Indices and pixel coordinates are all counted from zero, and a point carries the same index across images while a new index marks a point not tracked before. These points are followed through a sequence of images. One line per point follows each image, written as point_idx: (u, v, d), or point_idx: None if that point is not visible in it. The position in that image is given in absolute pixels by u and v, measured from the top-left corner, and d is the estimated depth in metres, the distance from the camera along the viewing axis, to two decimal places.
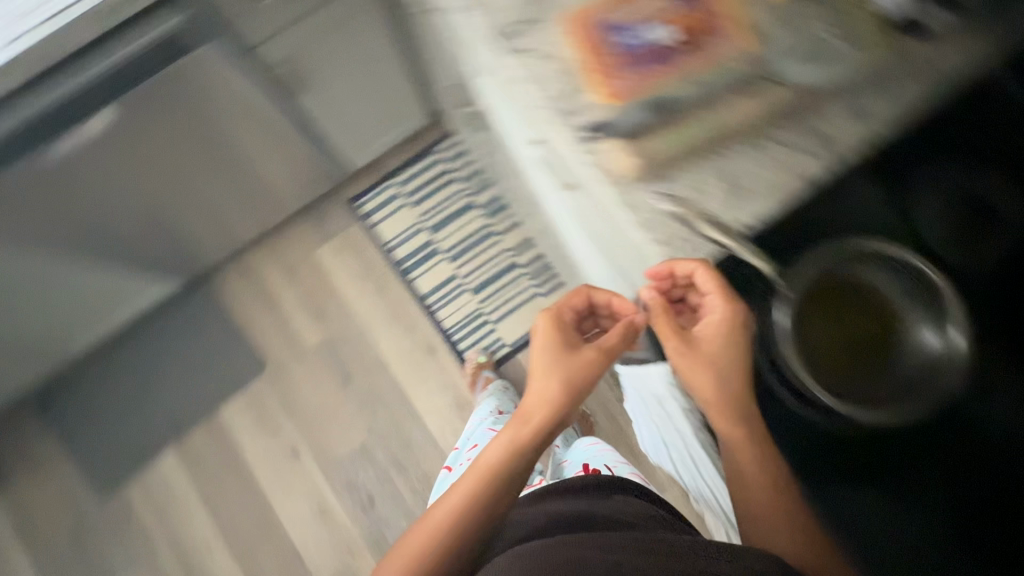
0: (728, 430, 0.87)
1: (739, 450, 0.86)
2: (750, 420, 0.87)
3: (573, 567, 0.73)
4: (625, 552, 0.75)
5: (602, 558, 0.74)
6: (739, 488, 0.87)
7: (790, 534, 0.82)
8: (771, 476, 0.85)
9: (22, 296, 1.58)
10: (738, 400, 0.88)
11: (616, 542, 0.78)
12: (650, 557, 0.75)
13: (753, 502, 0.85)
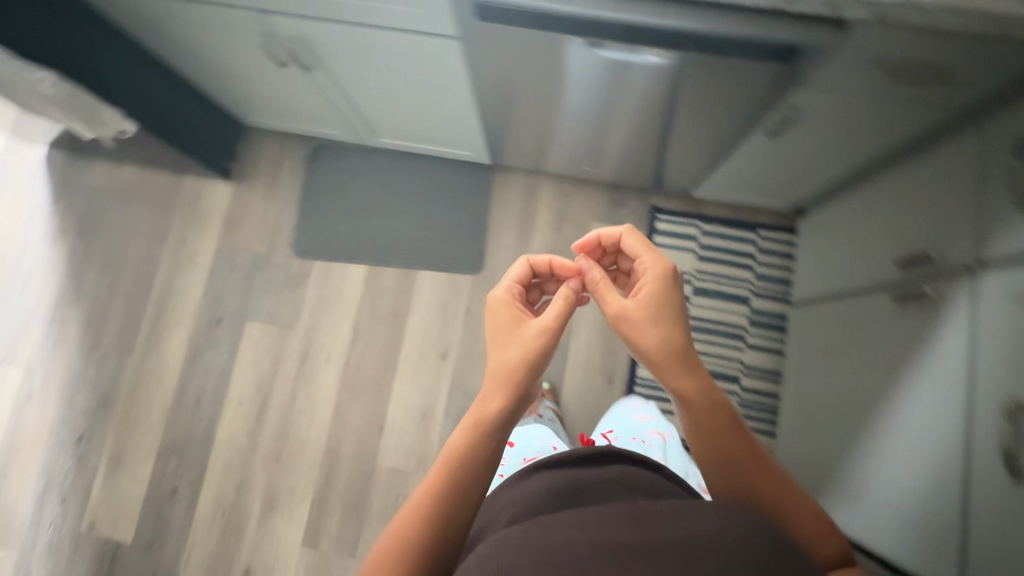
0: (685, 384, 0.75)
1: (719, 427, 0.76)
2: (706, 383, 0.77)
3: (433, 528, 0.70)
4: (449, 477, 0.72)
5: (449, 498, 0.71)
6: (711, 447, 0.76)
7: (765, 469, 0.75)
8: (724, 411, 0.77)
9: (204, 201, 1.70)
10: (675, 334, 0.77)
11: (462, 457, 0.73)
12: (468, 443, 0.74)
13: (733, 458, 0.75)
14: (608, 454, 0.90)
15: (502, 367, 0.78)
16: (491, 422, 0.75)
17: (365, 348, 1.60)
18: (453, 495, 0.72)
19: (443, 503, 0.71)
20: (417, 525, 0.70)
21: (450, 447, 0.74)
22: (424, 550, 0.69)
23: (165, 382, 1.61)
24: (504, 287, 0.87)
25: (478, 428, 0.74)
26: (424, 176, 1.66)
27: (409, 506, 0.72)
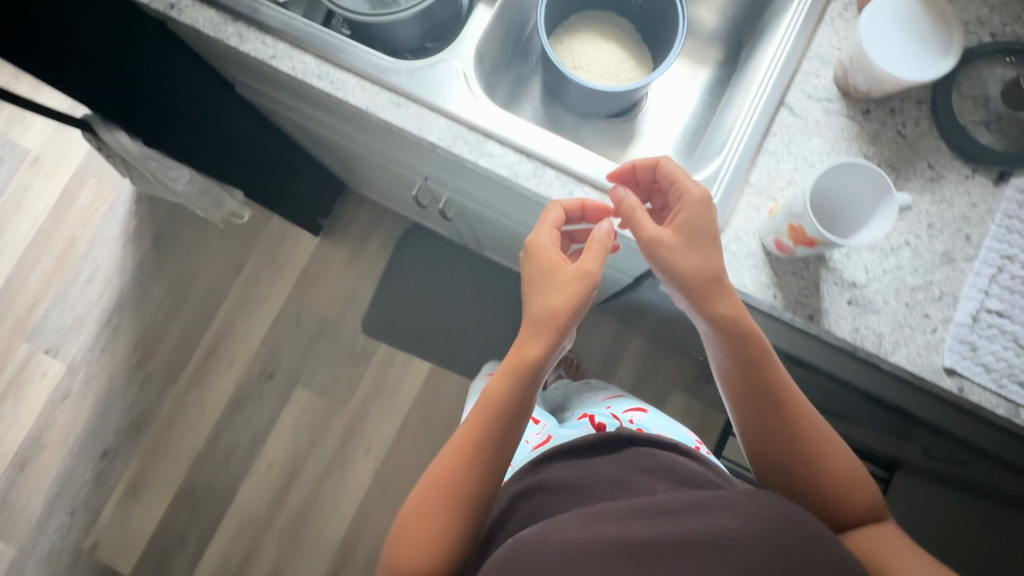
0: (779, 415, 0.59)
1: (796, 433, 0.59)
2: (778, 393, 0.59)
3: (450, 522, 0.59)
4: (473, 482, 0.61)
5: (458, 494, 0.60)
6: (796, 468, 0.59)
7: (844, 470, 0.59)
8: (807, 411, 0.60)
9: (286, 246, 1.62)
10: (773, 370, 0.59)
11: (462, 475, 0.61)
12: (473, 454, 0.61)
13: (819, 455, 0.59)
14: (621, 439, 0.70)
15: (539, 354, 0.59)
16: (518, 370, 0.60)
17: (406, 453, 1.53)
18: (469, 493, 0.60)
19: (458, 514, 0.60)
20: (451, 488, 0.60)
21: (466, 434, 0.62)
22: (458, 512, 0.60)
23: (201, 423, 1.56)
24: (548, 227, 0.63)
25: (503, 410, 0.60)
26: (520, 290, 1.57)
27: (417, 526, 0.60)
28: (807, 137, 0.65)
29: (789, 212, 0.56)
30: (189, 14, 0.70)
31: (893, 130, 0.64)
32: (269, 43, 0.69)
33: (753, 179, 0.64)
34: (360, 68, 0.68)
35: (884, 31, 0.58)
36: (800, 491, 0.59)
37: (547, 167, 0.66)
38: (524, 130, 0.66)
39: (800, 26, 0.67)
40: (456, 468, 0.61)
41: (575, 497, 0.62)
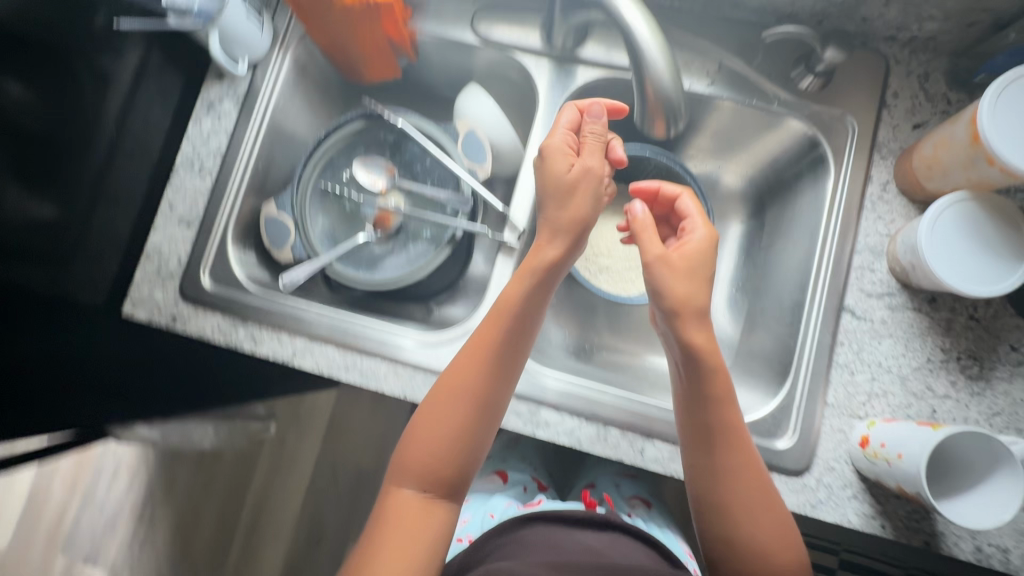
0: (727, 459, 0.55)
1: (726, 471, 0.55)
2: (727, 431, 0.55)
3: (453, 467, 0.53)
4: (483, 420, 0.54)
5: (456, 442, 0.53)
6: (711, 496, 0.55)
7: (774, 528, 0.53)
8: (756, 480, 0.55)
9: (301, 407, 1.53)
10: (724, 410, 0.55)
11: (467, 379, 0.54)
12: (478, 371, 0.54)
13: (740, 515, 0.54)
14: (609, 526, 0.68)
15: (543, 265, 0.56)
16: (534, 273, 0.56)
17: None
18: (478, 430, 0.54)
19: (459, 458, 0.53)
20: (457, 403, 0.54)
21: (461, 353, 0.56)
22: (466, 419, 0.54)
23: None
24: (569, 135, 0.58)
25: (514, 334, 0.55)
26: None
27: (418, 448, 0.54)
28: (880, 340, 0.60)
29: (891, 466, 0.52)
30: (195, 324, 0.65)
31: (966, 315, 0.60)
32: (285, 340, 0.64)
33: (830, 398, 0.60)
34: (389, 354, 0.63)
35: (946, 241, 0.54)
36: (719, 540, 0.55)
37: (610, 427, 0.61)
38: (582, 396, 0.62)
39: (840, 219, 0.62)
40: (460, 386, 0.54)
41: (541, 549, 0.62)
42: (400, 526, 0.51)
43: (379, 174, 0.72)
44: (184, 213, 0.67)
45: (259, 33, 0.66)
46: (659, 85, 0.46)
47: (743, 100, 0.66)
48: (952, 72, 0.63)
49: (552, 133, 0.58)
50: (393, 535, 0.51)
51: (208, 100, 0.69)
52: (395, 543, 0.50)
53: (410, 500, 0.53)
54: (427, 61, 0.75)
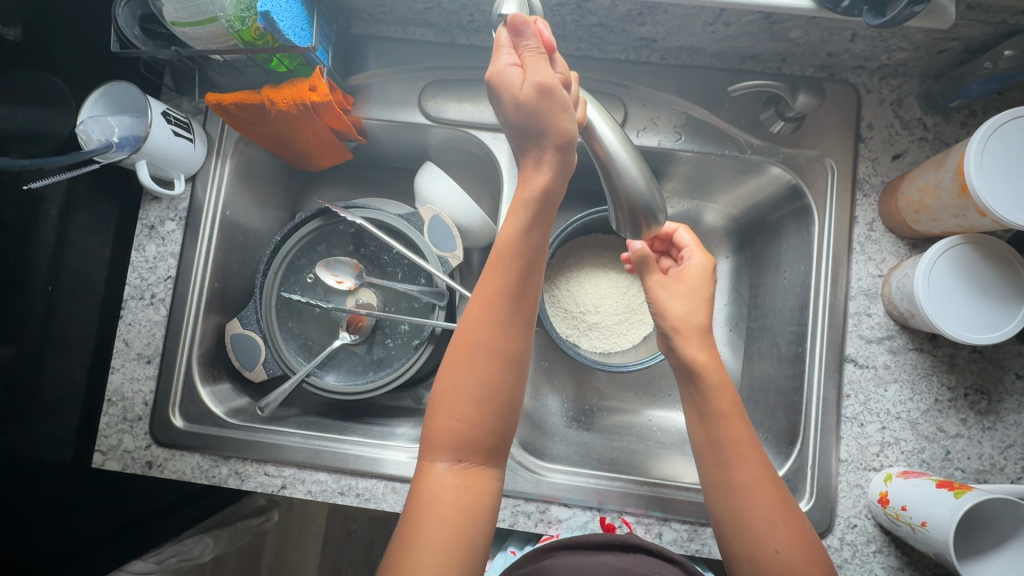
0: (741, 471, 0.46)
1: (738, 482, 0.46)
2: (742, 444, 0.47)
3: (485, 431, 0.44)
4: (511, 377, 0.44)
5: (484, 403, 0.43)
6: (728, 522, 0.46)
7: (799, 544, 0.44)
8: (774, 491, 0.46)
9: None
10: (732, 423, 0.48)
11: (482, 330, 0.44)
12: (497, 313, 0.44)
13: (757, 533, 0.45)
14: (630, 549, 0.50)
15: (536, 194, 0.43)
16: (527, 205, 0.43)
17: None
18: (510, 389, 0.44)
19: (490, 425, 0.44)
20: (483, 371, 0.43)
21: (479, 295, 0.45)
22: (491, 381, 0.44)
23: None
24: (510, 54, 0.40)
25: (525, 269, 0.44)
26: None
27: (443, 418, 0.44)
28: (883, 386, 0.59)
29: (916, 532, 0.51)
30: (173, 467, 0.61)
31: (968, 348, 0.59)
32: (273, 471, 0.61)
33: (843, 454, 0.58)
34: (384, 471, 0.60)
35: (941, 287, 0.52)
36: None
37: (624, 516, 0.59)
38: (591, 486, 0.59)
39: (829, 266, 0.60)
40: (477, 350, 0.44)
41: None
42: (434, 506, 0.42)
43: (346, 273, 0.68)
44: (142, 349, 0.63)
45: (192, 147, 0.61)
46: (633, 191, 0.44)
47: (717, 151, 0.63)
48: (925, 96, 0.61)
49: (497, 59, 0.40)
50: (430, 518, 0.41)
51: (149, 223, 0.64)
52: (435, 536, 0.41)
53: (444, 488, 0.43)
54: (379, 140, 0.71)
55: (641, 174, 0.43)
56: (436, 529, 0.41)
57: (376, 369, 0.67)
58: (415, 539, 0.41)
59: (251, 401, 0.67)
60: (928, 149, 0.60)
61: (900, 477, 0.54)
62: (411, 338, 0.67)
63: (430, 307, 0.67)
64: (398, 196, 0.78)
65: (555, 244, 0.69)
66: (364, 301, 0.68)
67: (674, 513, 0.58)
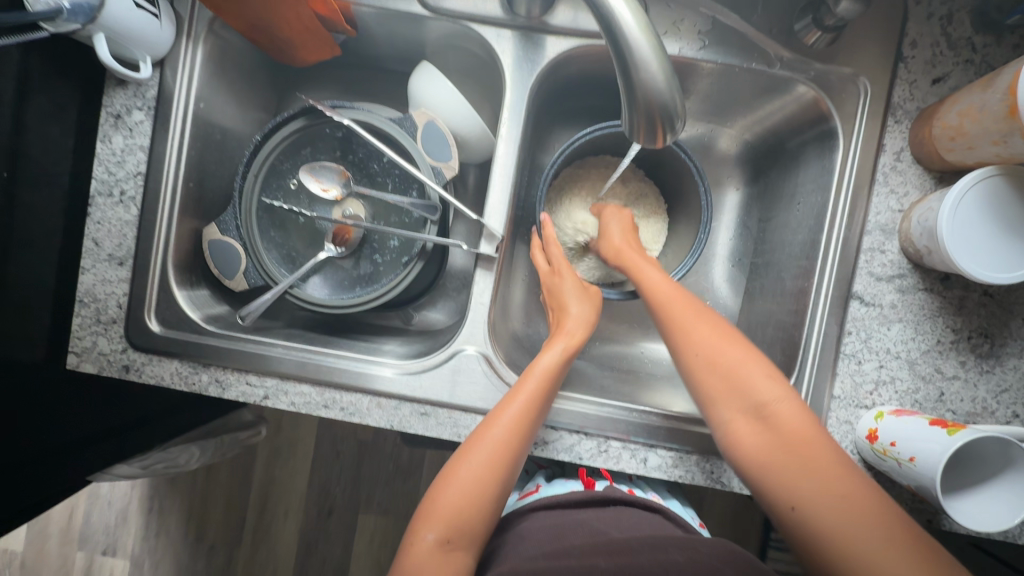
0: (721, 350, 0.51)
1: (681, 320, 0.53)
2: (710, 321, 0.53)
3: (514, 449, 0.50)
4: (545, 404, 0.53)
5: (522, 424, 0.51)
6: (680, 359, 0.53)
7: (796, 416, 0.47)
8: (758, 366, 0.50)
9: None
10: (700, 315, 0.53)
11: (557, 368, 0.54)
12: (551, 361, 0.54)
13: (702, 360, 0.51)
14: (609, 501, 0.56)
15: None
16: None
17: None
18: (533, 424, 0.51)
19: (516, 441, 0.50)
20: (526, 396, 0.52)
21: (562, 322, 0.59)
22: (531, 406, 0.51)
23: None
24: None
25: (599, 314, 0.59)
26: None
27: (487, 423, 0.51)
28: (886, 324, 0.57)
29: (902, 466, 0.50)
30: (151, 372, 0.59)
31: (979, 291, 0.56)
32: (255, 381, 0.59)
33: (837, 390, 0.57)
34: (371, 386, 0.58)
35: (964, 224, 0.49)
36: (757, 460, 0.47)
37: (609, 441, 0.58)
38: (579, 411, 0.58)
39: (847, 197, 0.57)
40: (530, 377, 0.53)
41: (538, 542, 0.50)
42: (470, 463, 0.49)
43: (332, 180, 0.63)
44: (113, 249, 0.59)
45: (158, 25, 0.54)
46: (652, 90, 0.38)
47: (742, 64, 0.58)
48: (978, 11, 0.54)
49: None
50: (463, 467, 0.49)
51: (114, 111, 0.58)
52: (461, 497, 0.48)
53: (471, 468, 0.49)
54: (370, 33, 0.64)
55: (663, 69, 0.38)
56: (467, 487, 0.48)
57: (362, 284, 0.64)
58: (449, 480, 0.49)
59: (230, 309, 0.64)
60: (973, 72, 0.55)
61: (892, 415, 0.54)
62: (401, 255, 0.63)
63: (422, 221, 0.63)
64: (390, 102, 0.72)
65: (560, 158, 0.64)
66: (352, 213, 0.64)
67: (660, 442, 0.58)
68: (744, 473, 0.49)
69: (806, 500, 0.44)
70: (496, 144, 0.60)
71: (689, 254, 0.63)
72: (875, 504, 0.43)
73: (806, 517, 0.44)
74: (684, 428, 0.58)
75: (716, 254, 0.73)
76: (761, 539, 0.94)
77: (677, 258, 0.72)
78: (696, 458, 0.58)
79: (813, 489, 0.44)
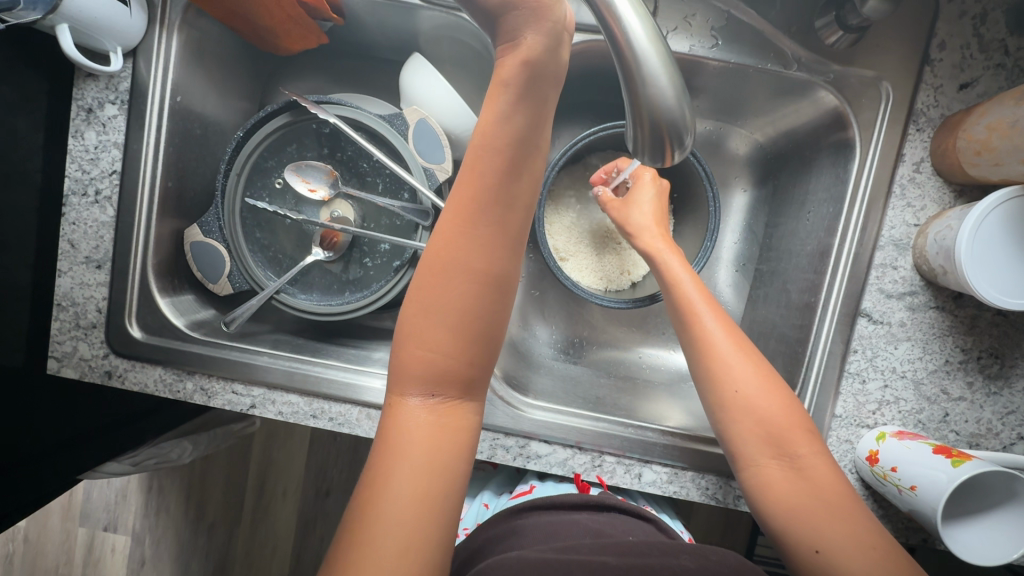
0: (760, 392, 0.47)
1: (720, 352, 0.48)
2: (743, 354, 0.48)
3: (463, 363, 0.36)
4: (485, 303, 0.34)
5: (454, 335, 0.35)
6: (712, 395, 0.48)
7: (826, 462, 0.45)
8: (795, 411, 0.47)
9: None
10: (734, 351, 0.48)
11: (459, 255, 0.34)
12: (465, 295, 0.34)
13: (740, 403, 0.47)
14: (605, 507, 0.54)
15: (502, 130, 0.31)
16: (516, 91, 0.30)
17: None
18: (468, 334, 0.35)
19: (449, 370, 0.36)
20: (429, 312, 0.35)
21: (434, 243, 0.34)
22: (445, 324, 0.35)
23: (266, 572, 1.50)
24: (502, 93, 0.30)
25: (510, 174, 0.32)
26: None
27: (409, 367, 0.37)
28: (894, 343, 0.55)
29: (901, 493, 0.49)
30: (134, 378, 0.58)
31: (992, 311, 0.54)
32: (240, 390, 0.57)
33: (839, 409, 0.55)
34: (360, 397, 0.57)
35: (982, 247, 0.47)
36: (785, 511, 0.44)
37: (604, 455, 0.57)
38: (575, 426, 0.57)
39: (861, 209, 0.54)
40: (429, 289, 0.35)
41: (539, 540, 0.48)
42: (405, 436, 0.38)
43: (320, 180, 0.60)
44: (90, 252, 0.56)
45: (128, 14, 0.50)
46: (659, 106, 0.35)
47: (756, 63, 0.54)
48: (1014, 10, 0.50)
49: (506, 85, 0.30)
50: (395, 482, 0.37)
51: (86, 104, 0.55)
52: (406, 485, 0.37)
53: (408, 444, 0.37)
54: (359, 21, 0.60)
55: (672, 83, 0.34)
56: (409, 461, 0.37)
57: (351, 289, 0.61)
58: (380, 503, 0.36)
59: (216, 313, 0.62)
60: (1003, 78, 0.51)
61: (895, 437, 0.52)
62: (392, 259, 0.61)
63: (413, 226, 0.60)
64: (382, 93, 0.68)
65: (564, 158, 0.61)
66: (340, 214, 0.60)
67: (657, 457, 0.57)
68: (764, 515, 0.46)
69: (832, 544, 0.42)
70: None
71: (695, 262, 0.60)
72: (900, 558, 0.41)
73: (832, 564, 0.41)
74: (681, 443, 0.57)
75: (721, 257, 0.70)
76: (750, 533, 0.94)
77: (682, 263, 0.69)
78: (691, 474, 0.57)
79: (839, 537, 0.42)
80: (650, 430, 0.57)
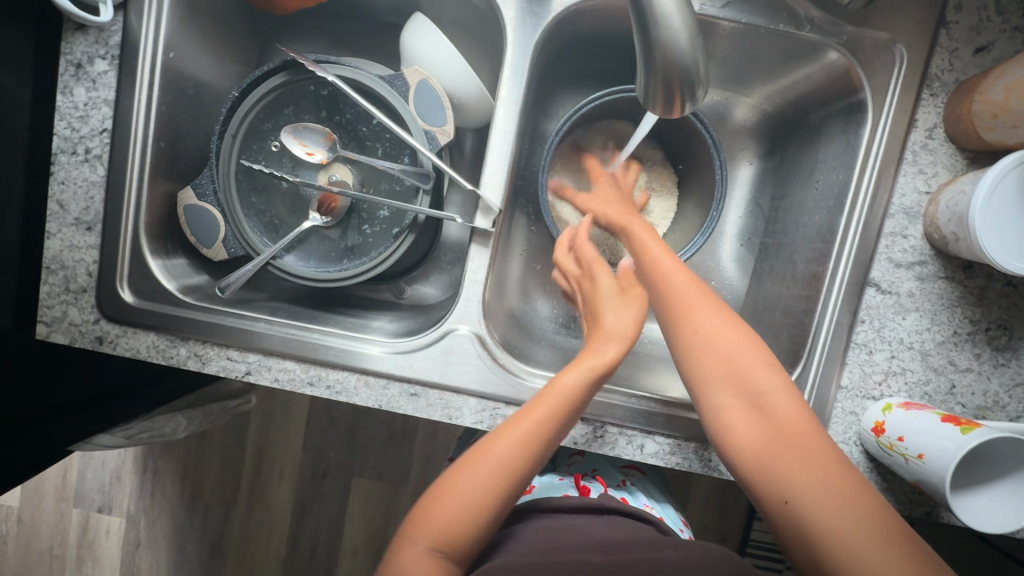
0: (721, 330, 0.48)
1: (677, 294, 0.50)
2: (702, 296, 0.50)
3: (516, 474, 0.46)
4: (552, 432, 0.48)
5: (522, 451, 0.47)
6: (676, 339, 0.49)
7: (791, 400, 0.45)
8: (758, 350, 0.47)
9: None
10: (692, 295, 0.49)
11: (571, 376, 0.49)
12: (554, 425, 0.48)
13: (700, 341, 0.48)
14: (603, 511, 0.53)
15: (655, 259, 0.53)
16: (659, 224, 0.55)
17: None
18: (534, 455, 0.47)
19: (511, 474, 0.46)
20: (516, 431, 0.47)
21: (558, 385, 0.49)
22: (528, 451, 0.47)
23: None
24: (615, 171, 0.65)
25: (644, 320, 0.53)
26: None
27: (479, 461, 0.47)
28: (901, 313, 0.54)
29: (909, 463, 0.48)
30: (126, 344, 0.56)
31: (1002, 281, 0.53)
32: (235, 356, 0.56)
33: (844, 380, 0.55)
34: (358, 364, 0.55)
35: (997, 211, 0.45)
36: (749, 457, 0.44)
37: (606, 426, 0.56)
38: None
39: (872, 175, 0.53)
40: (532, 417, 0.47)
41: (532, 540, 0.48)
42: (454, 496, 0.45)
43: (317, 143, 0.58)
44: (80, 213, 0.55)
45: None
46: (672, 51, 0.34)
47: (768, 24, 0.53)
48: None
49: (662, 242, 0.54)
50: (433, 514, 0.45)
51: (75, 59, 0.53)
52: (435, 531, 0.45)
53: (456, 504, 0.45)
54: None
55: (687, 27, 0.33)
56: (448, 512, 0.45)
57: (349, 257, 0.60)
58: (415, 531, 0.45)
59: (210, 280, 0.61)
60: (1020, 41, 0.50)
61: (901, 408, 0.51)
62: (391, 226, 0.59)
63: (413, 191, 0.59)
64: (381, 58, 0.66)
65: (567, 125, 0.59)
66: (338, 178, 0.59)
67: (660, 428, 0.56)
68: (736, 464, 0.45)
69: (799, 492, 0.41)
70: (495, 107, 0.55)
71: (702, 232, 0.59)
72: (872, 504, 0.40)
73: (799, 511, 0.41)
74: (684, 414, 0.56)
75: (725, 231, 0.69)
76: (747, 517, 0.93)
77: (687, 236, 0.67)
78: (693, 445, 0.56)
79: (806, 483, 0.41)
80: (647, 395, 0.56)
